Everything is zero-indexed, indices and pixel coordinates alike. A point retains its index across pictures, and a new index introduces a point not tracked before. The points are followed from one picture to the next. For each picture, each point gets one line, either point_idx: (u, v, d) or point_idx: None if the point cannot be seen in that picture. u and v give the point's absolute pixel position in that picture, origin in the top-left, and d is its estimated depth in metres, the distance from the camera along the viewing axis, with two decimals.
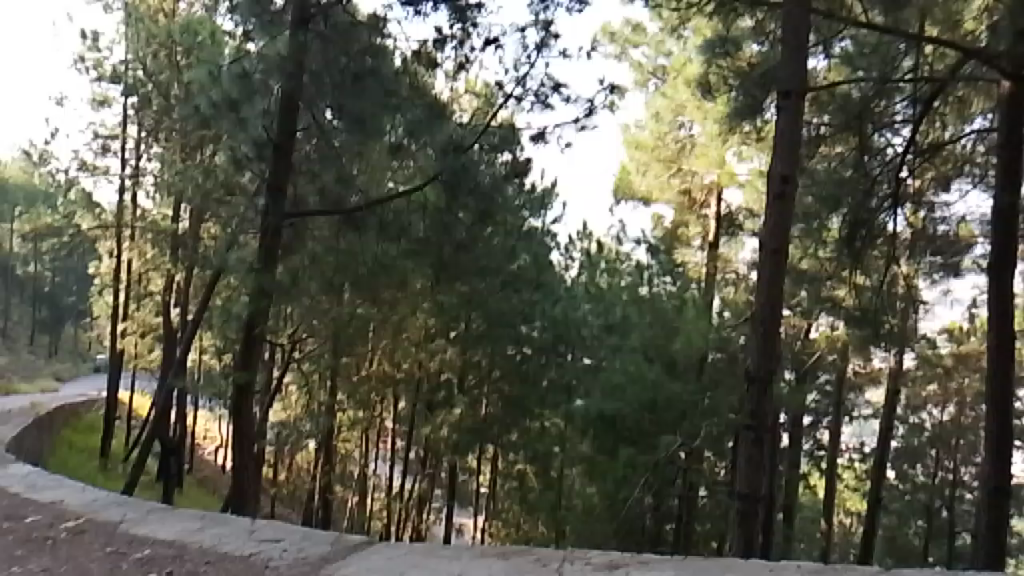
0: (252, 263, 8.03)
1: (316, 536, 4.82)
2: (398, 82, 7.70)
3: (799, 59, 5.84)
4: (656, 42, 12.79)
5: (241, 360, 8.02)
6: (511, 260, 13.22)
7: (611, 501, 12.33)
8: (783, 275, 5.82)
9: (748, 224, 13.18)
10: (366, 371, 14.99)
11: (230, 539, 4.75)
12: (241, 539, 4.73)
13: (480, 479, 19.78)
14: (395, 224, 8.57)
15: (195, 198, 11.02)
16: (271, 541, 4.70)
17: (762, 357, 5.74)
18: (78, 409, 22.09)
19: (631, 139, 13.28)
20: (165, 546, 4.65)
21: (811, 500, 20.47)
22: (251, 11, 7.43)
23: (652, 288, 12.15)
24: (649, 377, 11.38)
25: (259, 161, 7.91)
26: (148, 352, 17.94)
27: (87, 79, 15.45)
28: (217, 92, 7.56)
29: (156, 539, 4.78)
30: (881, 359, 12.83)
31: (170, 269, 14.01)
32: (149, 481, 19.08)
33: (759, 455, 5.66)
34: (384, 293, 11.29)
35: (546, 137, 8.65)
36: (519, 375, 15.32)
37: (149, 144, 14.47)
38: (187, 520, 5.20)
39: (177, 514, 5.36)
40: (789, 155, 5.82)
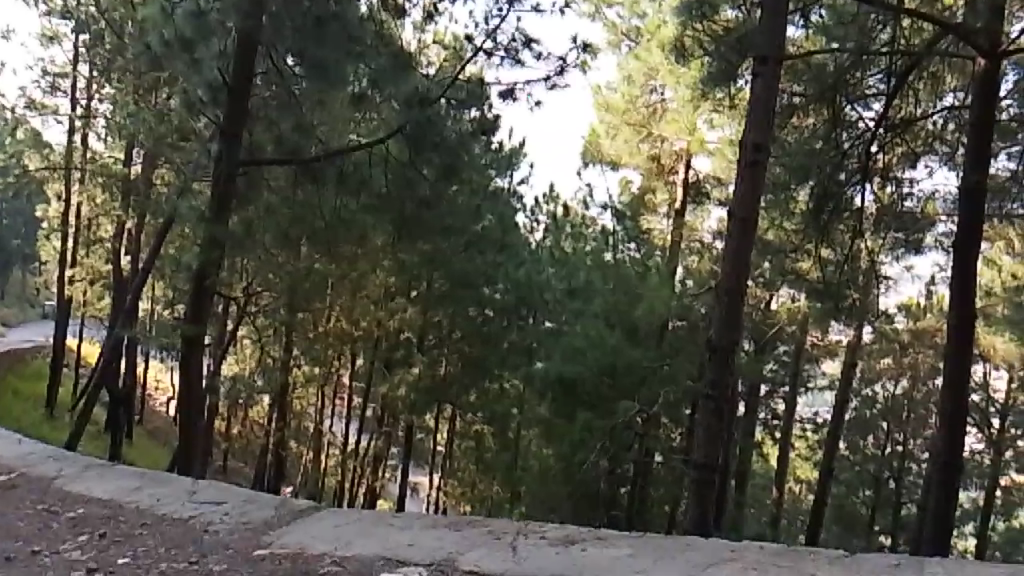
0: (203, 212, 7.72)
1: (260, 499, 4.67)
2: (362, 28, 7.30)
3: (781, 24, 5.66)
4: (632, 2, 12.49)
5: (192, 312, 7.78)
6: (476, 220, 13.00)
7: (567, 464, 12.25)
8: (751, 245, 5.73)
9: (716, 192, 13.22)
10: (323, 328, 14.69)
11: (168, 500, 4.57)
12: (180, 500, 4.56)
13: (436, 438, 19.73)
14: (355, 175, 8.21)
15: (148, 143, 10.56)
16: (211, 504, 4.54)
17: (725, 328, 5.66)
18: (23, 356, 21.48)
19: (602, 101, 13.07)
20: (98, 505, 4.48)
21: (763, 467, 20.88)
22: None
23: (617, 255, 12.07)
24: (609, 342, 11.31)
25: (214, 106, 7.73)
26: (98, 300, 17.43)
27: (36, 12, 14.70)
28: (171, 31, 7.11)
29: (91, 498, 4.60)
30: (840, 332, 12.92)
31: (122, 215, 13.51)
32: (96, 431, 18.66)
33: (718, 426, 5.60)
34: (342, 248, 11.01)
35: (516, 94, 8.38)
36: (480, 336, 15.27)
37: (101, 84, 13.86)
38: (126, 479, 5.01)
39: (116, 471, 5.17)
40: (764, 124, 5.70)
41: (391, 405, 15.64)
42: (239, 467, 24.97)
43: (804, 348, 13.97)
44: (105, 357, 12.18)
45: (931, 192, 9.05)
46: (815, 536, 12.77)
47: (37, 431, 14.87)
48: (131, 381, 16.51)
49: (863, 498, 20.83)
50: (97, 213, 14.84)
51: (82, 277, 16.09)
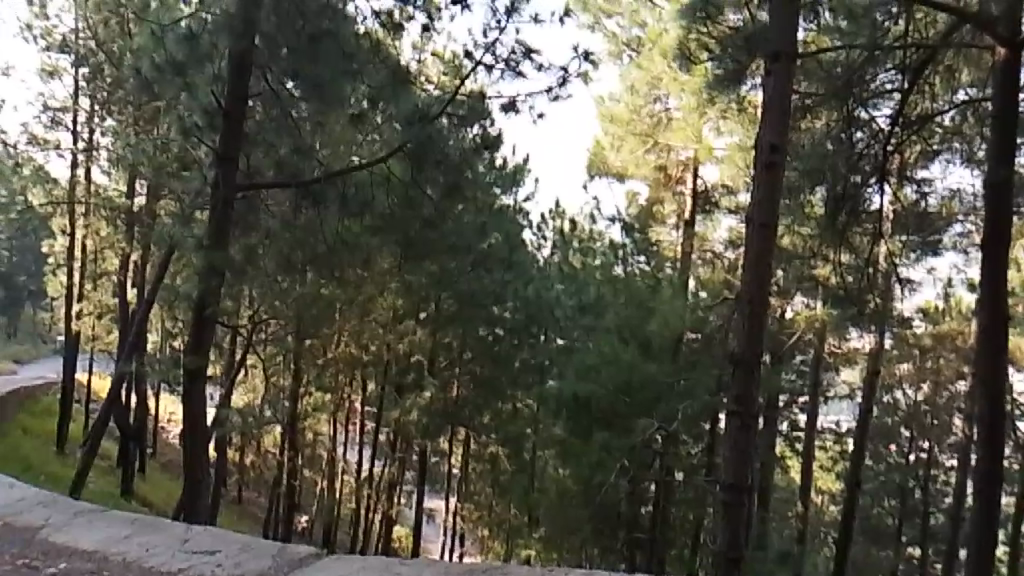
0: (201, 241, 7.55)
1: (258, 546, 4.42)
2: (358, 44, 7.25)
3: (794, 20, 5.46)
4: (632, 11, 12.15)
5: (192, 343, 7.58)
6: (482, 238, 12.83)
7: (586, 486, 11.94)
8: (771, 253, 5.47)
9: (724, 200, 12.85)
10: (332, 354, 14.13)
11: (159, 550, 4.34)
12: (172, 550, 4.32)
13: (451, 462, 19.34)
14: (357, 198, 7.93)
15: (151, 173, 10.43)
16: (204, 553, 4.28)
17: (746, 340, 5.38)
18: (32, 394, 21.29)
19: (606, 112, 12.74)
20: (83, 559, 4.26)
21: (785, 481, 20.54)
22: None
23: (627, 268, 11.88)
24: (624, 359, 10.96)
25: (211, 131, 7.60)
26: (107, 333, 17.32)
27: (35, 48, 14.66)
28: (162, 56, 6.98)
29: (76, 550, 4.39)
30: (859, 339, 12.66)
31: (126, 248, 13.38)
32: (107, 467, 18.43)
33: (744, 443, 5.34)
34: (346, 270, 10.82)
35: (518, 107, 8.04)
36: (491, 356, 15.21)
37: (102, 117, 13.76)
38: (117, 525, 4.78)
39: (106, 516, 4.94)
40: (779, 122, 5.48)
41: (403, 430, 15.31)
42: (254, 497, 24.73)
43: (823, 358, 13.50)
44: (110, 391, 11.97)
45: (953, 190, 8.74)
46: (844, 551, 12.38)
47: (46, 468, 14.65)
48: (141, 415, 16.32)
49: (890, 508, 20.37)
50: (102, 246, 14.71)
51: (89, 311, 15.92)
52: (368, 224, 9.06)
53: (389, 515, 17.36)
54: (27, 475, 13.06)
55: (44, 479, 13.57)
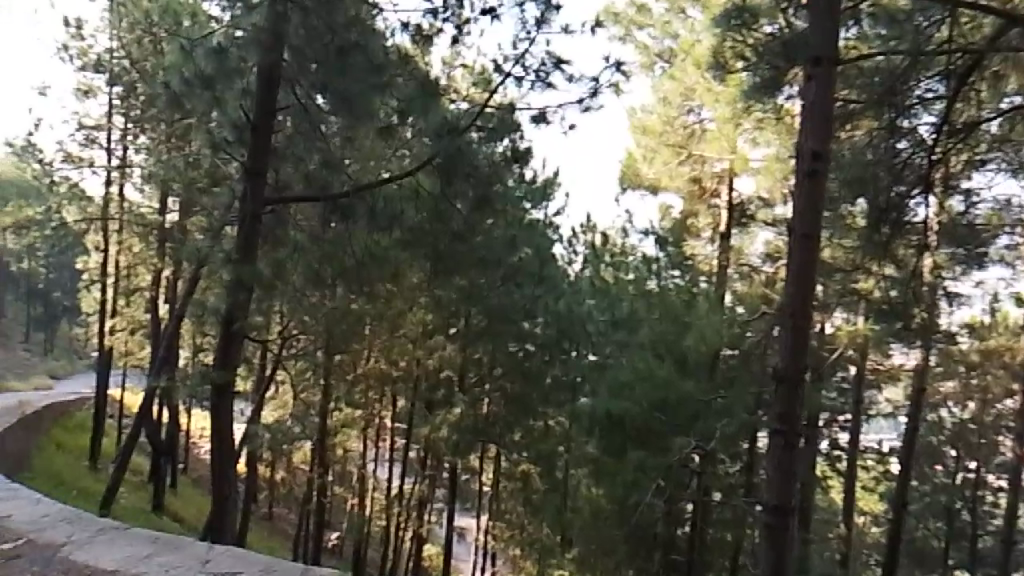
0: (229, 254, 7.50)
1: (279, 570, 4.76)
2: (387, 57, 7.20)
3: (835, 27, 5.25)
4: (663, 22, 11.83)
5: (220, 358, 7.54)
6: (512, 252, 12.71)
7: (621, 506, 11.62)
8: (815, 266, 5.24)
9: (761, 213, 12.34)
10: (362, 370, 14.15)
11: (181, 570, 4.69)
12: (194, 570, 4.67)
13: (481, 479, 19.12)
14: (387, 212, 7.82)
15: (182, 189, 10.46)
16: None
17: (788, 356, 5.16)
18: (68, 409, 21.50)
19: (638, 124, 12.59)
20: None
21: (825, 502, 20.01)
22: None
23: (661, 283, 11.67)
24: (659, 375, 10.69)
25: (239, 146, 7.59)
26: (140, 349, 17.42)
27: (71, 67, 14.89)
28: (192, 70, 6.95)
29: (98, 569, 4.73)
30: (903, 352, 12.26)
31: (158, 264, 13.45)
32: (139, 482, 18.48)
33: (788, 462, 5.09)
34: (376, 285, 10.73)
35: (548, 118, 7.90)
36: (522, 373, 14.98)
37: (136, 134, 13.94)
38: (139, 543, 5.22)
39: (127, 536, 5.37)
40: (822, 129, 5.26)
41: (434, 447, 15.18)
42: (284, 514, 24.67)
43: (864, 375, 13.22)
44: (142, 406, 11.96)
45: (1002, 201, 8.57)
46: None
47: (80, 484, 14.70)
48: (173, 430, 16.37)
49: (936, 531, 19.72)
50: (134, 262, 14.82)
51: (122, 327, 16.03)
52: (397, 238, 8.95)
53: (420, 533, 17.15)
54: (60, 490, 13.10)
55: (77, 495, 13.60)
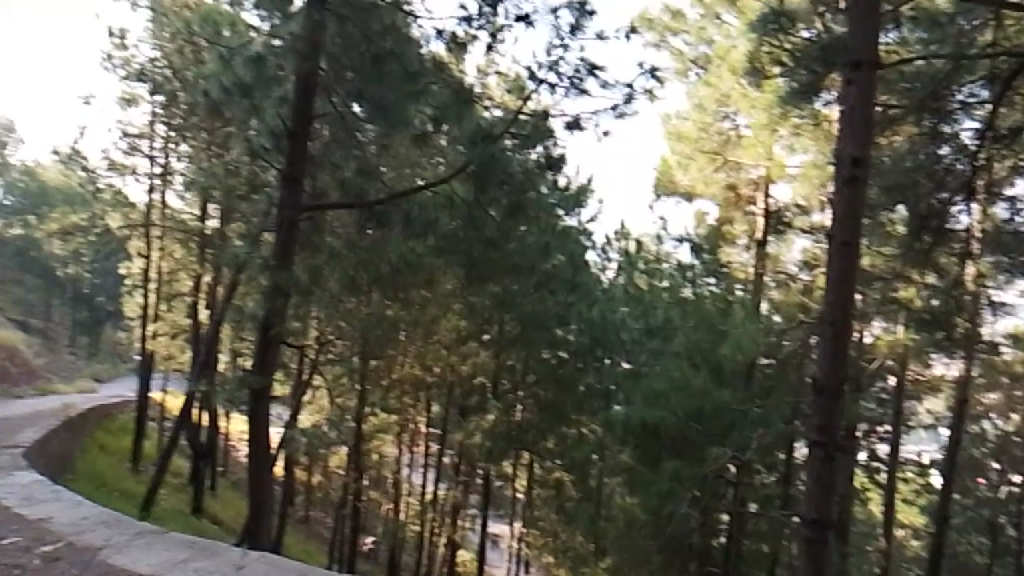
0: (266, 261, 7.62)
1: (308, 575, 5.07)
2: (422, 64, 7.27)
3: (875, 29, 5.18)
4: (698, 28, 11.54)
5: (257, 363, 7.65)
6: (546, 259, 12.77)
7: (655, 516, 11.52)
8: (855, 274, 5.16)
9: (797, 221, 12.05)
10: (397, 374, 14.27)
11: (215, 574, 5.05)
12: None
13: (515, 486, 19.09)
14: (421, 219, 8.01)
15: (221, 195, 10.65)
16: None
17: (829, 366, 5.09)
18: (111, 411, 21.97)
19: (673, 130, 12.41)
20: None
21: (865, 515, 19.59)
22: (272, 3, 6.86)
23: (696, 291, 11.52)
24: (695, 384, 10.67)
25: (277, 154, 7.76)
26: (180, 353, 17.71)
27: (115, 77, 15.25)
28: (230, 78, 7.17)
29: (138, 571, 5.13)
30: (946, 363, 11.90)
31: (197, 270, 13.76)
32: (178, 484, 18.79)
33: (828, 476, 5.03)
34: (410, 290, 10.78)
35: (582, 124, 7.80)
36: (555, 380, 14.98)
37: (177, 142, 14.22)
38: (175, 547, 5.63)
39: (162, 540, 5.78)
40: (861, 134, 5.17)
41: (468, 453, 15.46)
42: (320, 518, 24.88)
43: (904, 385, 13.23)
44: (181, 410, 12.17)
45: None
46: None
47: (122, 485, 15.00)
48: (212, 433, 16.62)
49: (980, 546, 19.19)
50: (175, 268, 15.10)
51: (163, 331, 16.31)
52: (432, 245, 9.00)
53: (454, 539, 17.16)
54: (103, 491, 13.37)
55: (119, 496, 13.87)
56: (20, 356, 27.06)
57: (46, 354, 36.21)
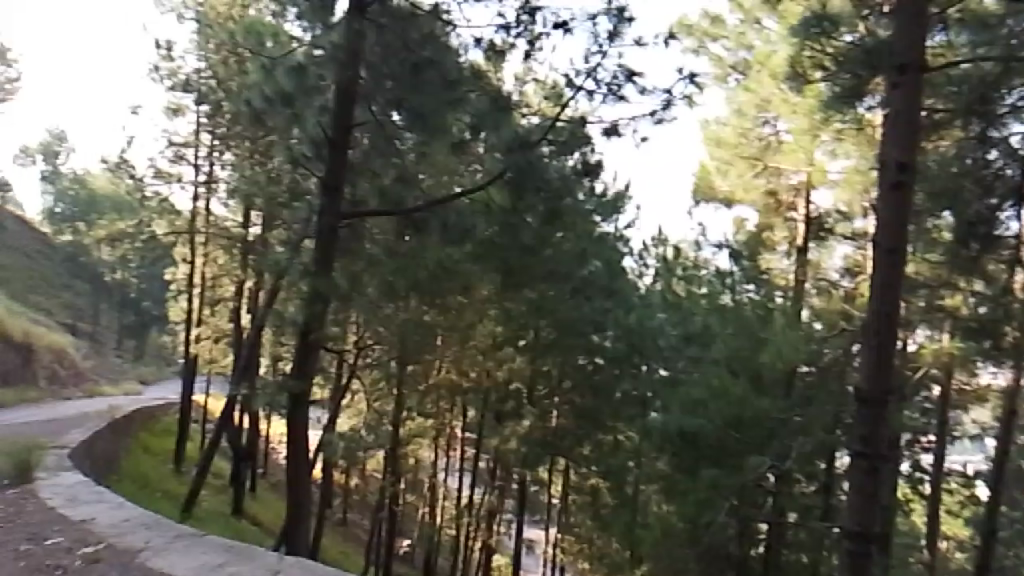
0: (307, 266, 7.75)
1: None
2: (461, 73, 7.35)
3: (921, 33, 5.10)
4: (738, 33, 11.46)
5: (297, 368, 7.76)
6: (582, 265, 12.99)
7: (693, 525, 11.41)
8: (900, 282, 5.08)
9: (839, 227, 11.81)
10: (434, 379, 13.99)
11: None
12: None
13: (551, 492, 19.06)
14: (459, 225, 7.95)
15: (264, 203, 10.87)
16: None
17: (873, 376, 5.04)
18: (155, 414, 22.42)
19: (711, 136, 12.29)
20: None
21: (909, 526, 19.17)
22: (317, 17, 7.11)
23: (735, 297, 11.38)
24: (735, 393, 10.56)
25: (317, 162, 7.85)
26: (223, 357, 18.02)
27: (162, 87, 15.59)
28: (272, 88, 7.26)
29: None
30: (992, 372, 11.76)
31: (240, 276, 14.05)
32: (219, 485, 19.10)
33: (871, 488, 4.98)
34: (447, 296, 10.85)
35: (620, 130, 7.70)
36: (591, 387, 15.07)
37: (221, 151, 14.51)
38: (213, 552, 5.72)
39: (199, 545, 5.89)
40: (906, 138, 5.10)
41: (503, 457, 15.22)
42: (357, 521, 25.09)
43: (948, 394, 13.22)
44: (223, 413, 12.39)
45: None
46: None
47: (165, 486, 15.30)
48: (252, 436, 16.86)
49: None
50: (218, 274, 15.38)
51: (207, 336, 16.59)
52: (469, 251, 9.05)
53: (489, 544, 17.14)
54: (147, 491, 13.65)
55: (162, 496, 14.15)
56: (70, 359, 27.80)
57: (94, 357, 37.14)
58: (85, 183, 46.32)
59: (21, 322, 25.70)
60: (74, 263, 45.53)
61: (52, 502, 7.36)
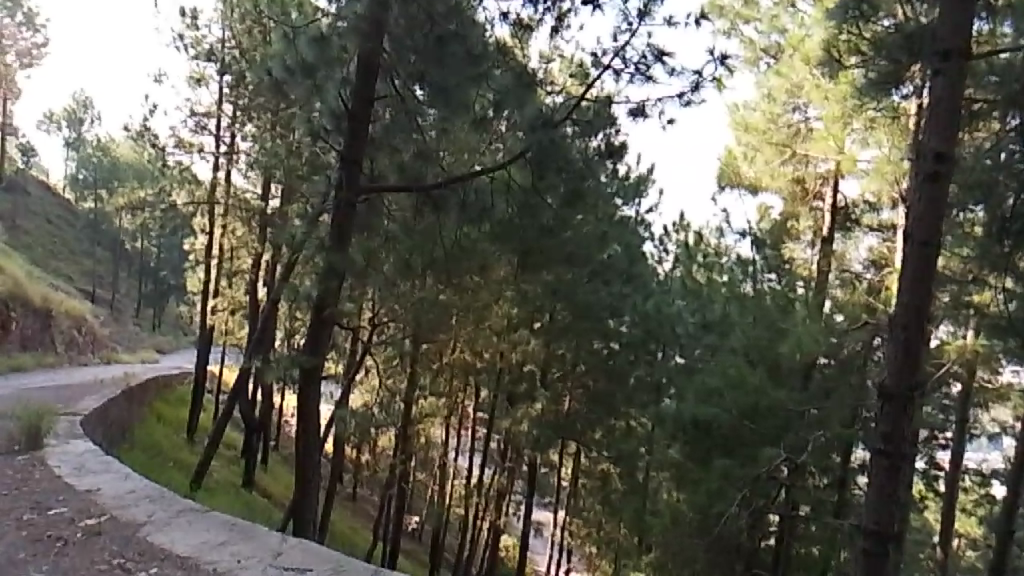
0: (323, 242, 7.67)
1: (346, 568, 4.98)
2: (486, 48, 7.19)
3: (967, 16, 4.88)
4: (771, 16, 11.14)
5: (310, 344, 7.69)
6: (601, 248, 12.90)
7: (704, 515, 11.31)
8: (932, 276, 4.91)
9: (866, 218, 11.87)
10: (447, 359, 13.98)
11: (250, 560, 5.05)
12: (264, 562, 4.99)
13: (561, 475, 19.04)
14: (477, 204, 7.93)
15: (284, 175, 10.79)
16: (294, 570, 4.87)
17: (898, 371, 4.88)
18: (170, 382, 22.57)
19: (739, 121, 11.95)
20: (177, 562, 5.01)
21: (922, 523, 18.98)
22: None
23: (756, 285, 11.31)
24: (752, 382, 10.26)
25: (337, 135, 7.73)
26: (239, 329, 18.08)
27: (185, 56, 15.49)
28: (293, 58, 7.11)
29: (174, 553, 5.18)
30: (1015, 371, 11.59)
31: (258, 249, 14.02)
32: (232, 456, 19.23)
33: (890, 487, 4.84)
34: (464, 276, 10.74)
35: (646, 112, 7.38)
36: (606, 371, 14.92)
37: (243, 122, 14.43)
38: (215, 529, 5.69)
39: (202, 521, 5.86)
40: (947, 127, 4.91)
41: (515, 439, 15.04)
42: (367, 497, 25.23)
43: (970, 392, 12.68)
44: (237, 385, 12.38)
45: None
46: None
47: (177, 455, 15.39)
48: (265, 409, 16.91)
49: None
50: (236, 246, 15.35)
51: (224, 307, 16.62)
52: (487, 231, 8.92)
53: (497, 525, 17.13)
54: (159, 460, 13.73)
55: (173, 465, 14.23)
56: (89, 326, 28.05)
57: (113, 325, 37.53)
58: (108, 151, 46.48)
59: (41, 287, 25.93)
60: (95, 230, 45.79)
61: (60, 470, 7.37)
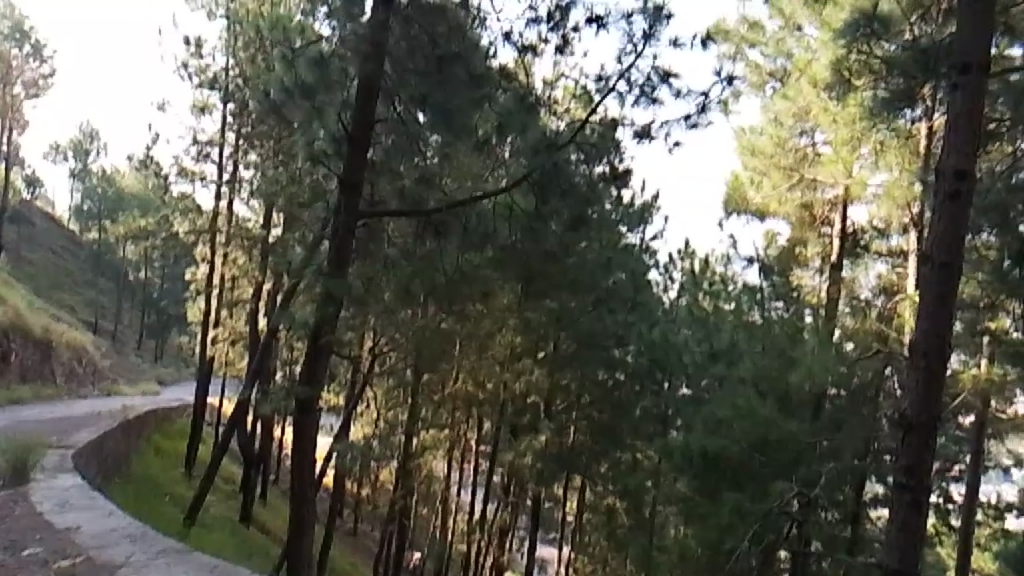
0: (320, 268, 7.44)
1: None
2: (489, 70, 7.13)
3: (986, 30, 4.72)
4: (777, 40, 11.05)
5: (306, 373, 7.47)
6: (606, 275, 12.75)
7: (712, 552, 10.98)
8: (954, 298, 4.71)
9: (874, 244, 11.73)
10: (449, 390, 13.91)
11: None
12: None
13: (565, 509, 18.68)
14: (479, 229, 7.78)
15: (285, 203, 10.66)
16: None
17: (921, 401, 4.65)
18: (169, 414, 22.30)
19: (745, 145, 11.82)
20: None
21: (936, 559, 18.48)
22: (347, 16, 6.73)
23: (764, 314, 11.16)
24: (761, 414, 9.92)
25: (336, 159, 7.57)
26: (239, 359, 17.85)
27: (189, 84, 15.47)
28: (292, 78, 6.98)
29: None
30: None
31: (259, 278, 13.86)
32: (229, 490, 18.88)
33: (915, 522, 4.59)
34: (466, 304, 10.53)
35: (652, 135, 7.30)
36: (611, 402, 14.62)
37: (246, 151, 14.35)
38: (195, 572, 5.43)
39: (181, 563, 5.62)
40: (968, 145, 4.73)
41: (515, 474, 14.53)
42: (368, 532, 24.79)
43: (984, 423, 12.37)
44: (234, 417, 12.08)
45: None
46: None
47: (173, 489, 15.06)
48: (264, 442, 16.59)
49: None
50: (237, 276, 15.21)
51: (224, 337, 16.40)
52: (489, 258, 8.76)
53: (500, 562, 16.68)
54: (153, 495, 13.41)
55: (169, 499, 13.91)
56: (89, 357, 27.83)
57: (114, 356, 37.35)
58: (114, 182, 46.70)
59: (43, 318, 25.78)
60: (99, 261, 45.81)
61: (40, 507, 7.13)
